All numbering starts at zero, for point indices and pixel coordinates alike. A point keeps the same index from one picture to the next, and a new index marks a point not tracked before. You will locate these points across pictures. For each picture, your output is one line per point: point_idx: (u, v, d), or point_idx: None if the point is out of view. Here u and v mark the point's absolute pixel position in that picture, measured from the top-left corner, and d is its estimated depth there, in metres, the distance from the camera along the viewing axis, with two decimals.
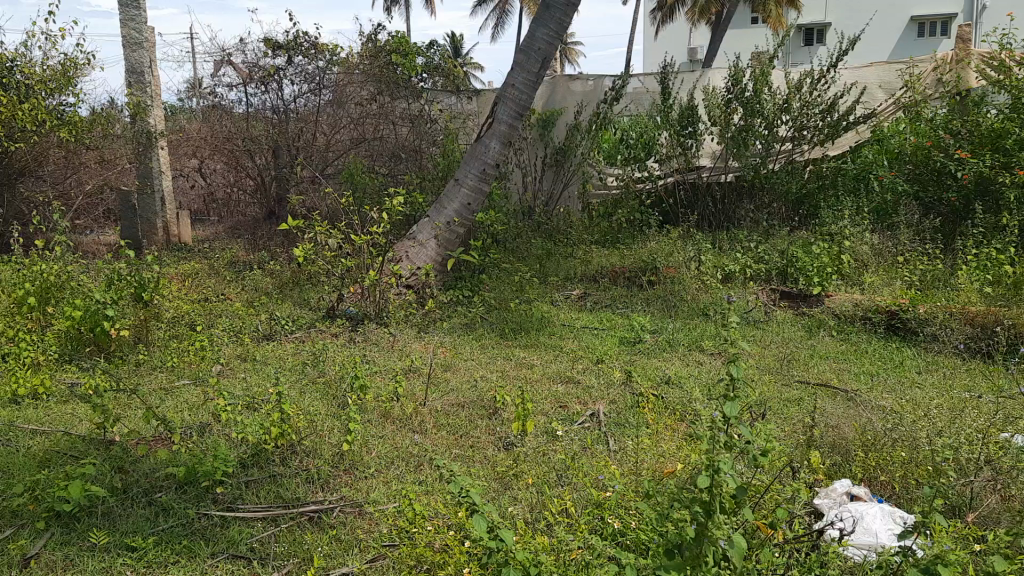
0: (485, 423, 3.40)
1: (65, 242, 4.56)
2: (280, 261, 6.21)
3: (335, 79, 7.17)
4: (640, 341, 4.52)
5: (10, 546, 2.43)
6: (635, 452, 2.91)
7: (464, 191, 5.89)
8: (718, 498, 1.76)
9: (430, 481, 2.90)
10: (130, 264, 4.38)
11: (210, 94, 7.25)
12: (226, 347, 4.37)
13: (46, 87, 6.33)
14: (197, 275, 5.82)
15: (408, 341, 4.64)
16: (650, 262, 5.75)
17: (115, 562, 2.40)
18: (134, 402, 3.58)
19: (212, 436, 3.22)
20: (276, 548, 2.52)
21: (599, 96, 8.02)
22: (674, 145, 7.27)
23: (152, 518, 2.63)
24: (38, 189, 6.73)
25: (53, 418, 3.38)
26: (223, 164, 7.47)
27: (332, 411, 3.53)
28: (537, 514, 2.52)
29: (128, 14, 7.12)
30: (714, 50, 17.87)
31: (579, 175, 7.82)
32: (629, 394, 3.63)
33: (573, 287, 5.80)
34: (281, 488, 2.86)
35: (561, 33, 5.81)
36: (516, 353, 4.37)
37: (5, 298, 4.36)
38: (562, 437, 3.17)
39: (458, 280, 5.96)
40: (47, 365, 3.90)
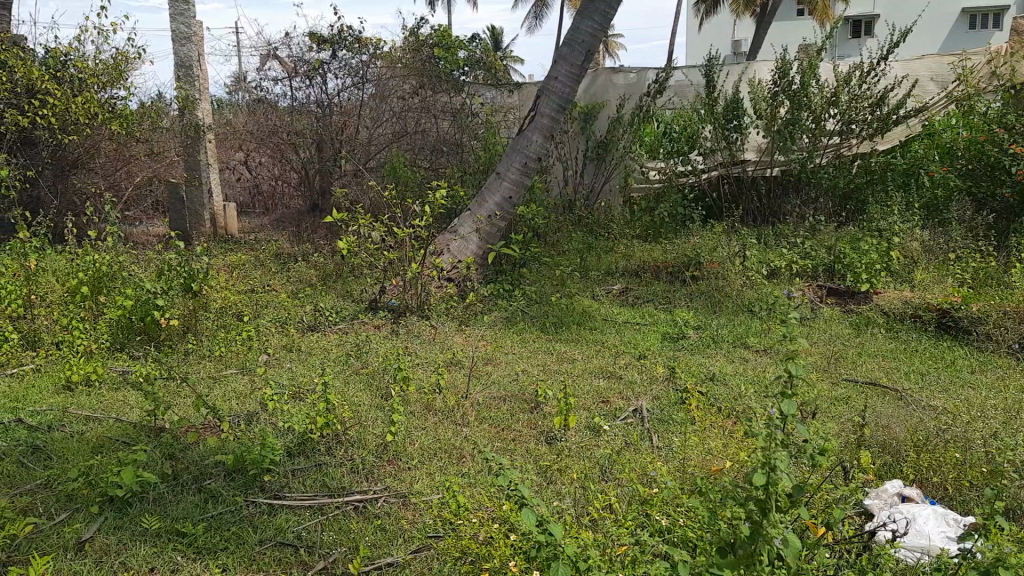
0: (527, 417, 3.40)
1: (117, 233, 4.65)
2: (323, 253, 6.27)
3: (377, 73, 7.21)
4: (685, 337, 4.48)
5: (66, 529, 2.48)
6: (681, 450, 2.88)
7: (506, 185, 5.89)
8: (773, 497, 1.72)
9: (473, 474, 2.91)
10: (181, 255, 4.45)
11: (256, 88, 7.33)
12: (272, 337, 4.43)
13: (98, 81, 6.46)
14: (243, 266, 5.90)
15: (450, 334, 4.66)
16: (693, 257, 5.69)
17: (166, 548, 2.45)
18: (183, 390, 3.64)
19: (260, 425, 3.26)
20: (323, 536, 2.55)
21: (642, 89, 7.95)
22: (718, 138, 7.17)
23: (201, 505, 2.68)
24: (89, 182, 6.89)
25: (105, 405, 3.46)
26: (268, 158, 7.58)
27: (375, 402, 3.56)
28: (582, 508, 2.51)
29: (177, 8, 7.20)
30: (759, 44, 17.70)
31: (621, 169, 7.77)
32: (673, 391, 3.60)
33: (614, 282, 5.76)
34: (327, 477, 2.90)
35: (605, 26, 5.77)
36: (558, 347, 4.36)
37: (61, 287, 4.47)
38: (606, 432, 3.15)
39: (499, 274, 5.97)
40: (99, 353, 3.99)
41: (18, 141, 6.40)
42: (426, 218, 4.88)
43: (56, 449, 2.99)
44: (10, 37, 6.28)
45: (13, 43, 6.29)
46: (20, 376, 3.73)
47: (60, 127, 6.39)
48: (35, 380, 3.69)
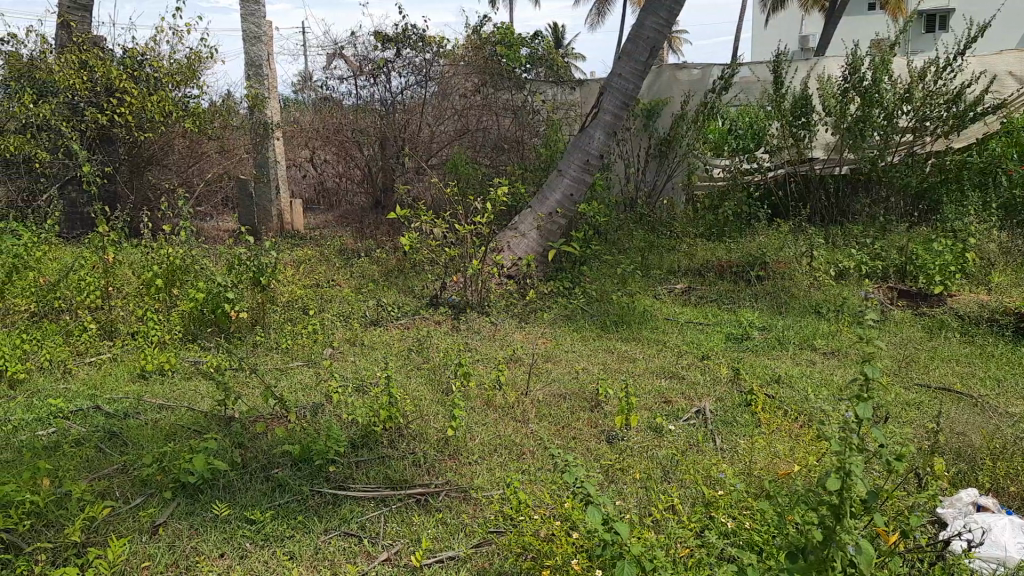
0: (588, 415, 3.38)
1: (191, 227, 4.80)
2: (386, 249, 6.35)
3: (441, 71, 7.21)
4: (749, 338, 4.41)
5: (141, 513, 2.56)
6: (747, 452, 2.84)
7: (566, 182, 5.88)
8: (847, 503, 1.69)
9: (534, 471, 2.91)
10: (250, 250, 4.59)
11: (322, 87, 7.46)
12: (337, 331, 4.51)
13: (173, 80, 6.68)
14: (309, 261, 6.02)
15: (510, 330, 4.66)
16: (759, 256, 5.59)
17: (235, 534, 2.51)
18: (251, 380, 3.74)
19: (325, 416, 3.33)
20: (386, 527, 2.59)
21: (707, 85, 7.86)
22: (785, 136, 7.03)
23: (269, 493, 2.75)
24: (163, 178, 7.12)
25: (178, 394, 3.57)
26: (333, 155, 7.72)
27: (436, 397, 3.59)
28: (644, 508, 2.50)
29: (247, 9, 7.34)
30: (827, 41, 17.25)
31: (684, 166, 7.69)
32: (737, 393, 3.55)
33: (677, 281, 5.68)
34: (390, 469, 2.94)
35: (670, 22, 5.71)
36: (619, 346, 4.33)
37: (136, 280, 4.62)
38: (668, 432, 3.12)
39: (559, 272, 5.96)
40: (173, 344, 4.12)
41: (96, 138, 6.65)
42: (488, 215, 4.90)
43: (132, 435, 3.10)
44: (91, 38, 6.53)
45: (94, 44, 6.54)
46: (98, 365, 3.88)
47: (137, 125, 6.62)
48: (112, 368, 3.83)
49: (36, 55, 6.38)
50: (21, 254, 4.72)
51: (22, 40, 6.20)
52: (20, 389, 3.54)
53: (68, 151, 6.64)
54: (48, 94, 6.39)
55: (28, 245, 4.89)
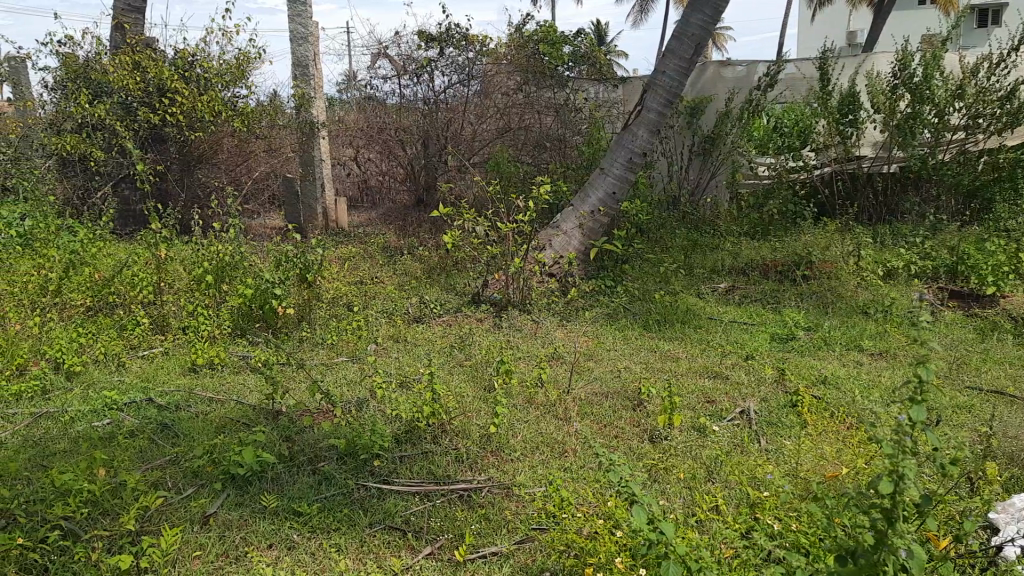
0: (630, 415, 3.37)
1: (239, 224, 4.91)
2: (428, 247, 6.39)
3: (484, 70, 7.30)
4: (794, 338, 4.36)
5: (192, 503, 2.62)
6: (794, 454, 2.82)
7: (609, 180, 5.87)
8: (900, 507, 1.68)
9: (576, 468, 2.91)
10: (298, 248, 4.70)
11: (366, 86, 7.54)
12: (380, 327, 4.56)
13: (222, 81, 6.80)
14: (353, 259, 6.10)
15: (552, 328, 4.67)
16: (805, 255, 5.52)
17: (283, 525, 2.57)
18: (298, 374, 3.81)
19: (370, 411, 3.38)
20: (430, 522, 2.62)
21: (752, 82, 7.79)
22: (832, 133, 6.91)
23: (315, 486, 2.80)
24: (212, 177, 7.28)
25: (227, 388, 3.65)
26: (376, 153, 7.80)
27: (478, 394, 3.61)
28: (689, 508, 2.49)
29: (295, 10, 7.24)
30: (877, 36, 16.86)
31: (728, 165, 7.63)
32: (782, 393, 3.51)
33: (720, 280, 5.63)
34: (433, 464, 2.98)
35: (716, 19, 5.64)
36: (661, 345, 4.31)
37: (187, 276, 4.73)
38: (713, 433, 3.10)
39: (601, 270, 5.95)
40: (222, 338, 4.21)
41: (149, 138, 6.83)
42: (530, 214, 4.92)
43: (183, 428, 3.17)
44: (144, 40, 6.69)
45: (147, 45, 6.70)
46: (151, 359, 3.98)
47: (187, 124, 6.77)
48: (164, 361, 3.94)
49: (92, 57, 6.57)
50: (78, 250, 4.85)
51: (79, 42, 6.39)
52: (77, 381, 3.65)
53: (122, 149, 6.81)
54: (103, 95, 6.57)
55: (83, 241, 5.04)
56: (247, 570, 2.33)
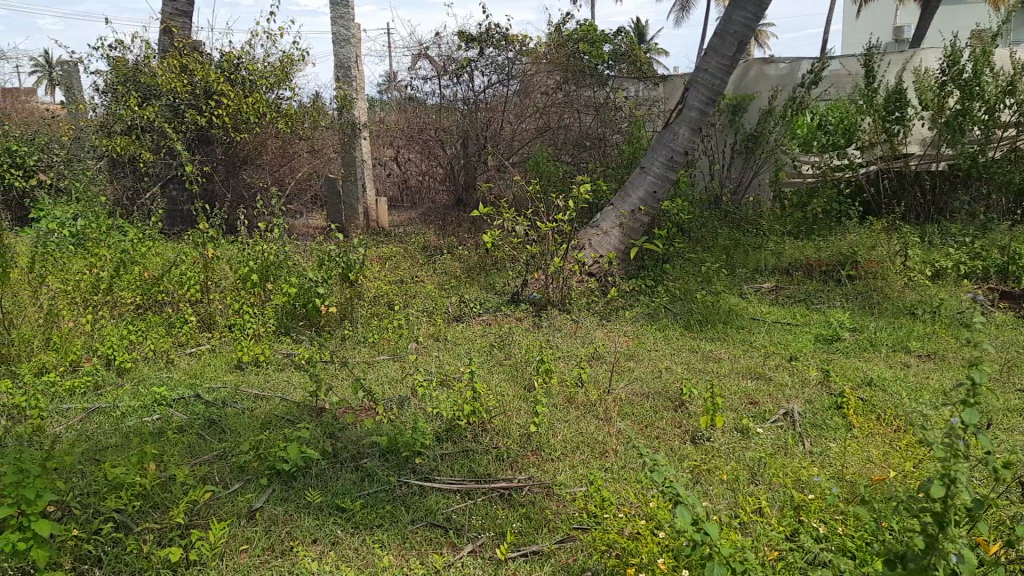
0: (672, 415, 3.35)
1: (283, 225, 4.99)
2: (467, 247, 6.42)
3: (523, 69, 7.28)
4: (839, 339, 4.30)
5: (239, 498, 2.68)
6: (839, 456, 2.78)
7: (650, 179, 5.84)
8: (951, 512, 1.65)
9: (617, 469, 2.91)
10: (341, 247, 4.78)
11: (407, 87, 7.60)
12: (421, 326, 4.60)
13: (267, 83, 6.92)
14: (394, 258, 6.16)
15: (591, 328, 4.66)
16: (850, 255, 5.43)
17: (328, 521, 2.60)
18: (341, 372, 3.86)
19: (411, 409, 3.42)
20: (471, 520, 2.64)
21: (795, 79, 7.66)
22: (878, 131, 6.77)
23: (358, 483, 2.83)
24: (257, 177, 7.41)
25: (272, 384, 3.71)
26: (417, 154, 7.87)
27: (519, 393, 3.63)
28: (732, 509, 2.47)
29: (338, 12, 7.31)
30: (924, 32, 16.50)
31: (771, 163, 7.53)
32: (827, 395, 3.47)
33: (763, 280, 5.56)
34: (474, 463, 3.00)
35: (760, 16, 5.57)
36: (703, 345, 4.28)
37: (233, 275, 4.83)
38: (757, 434, 3.07)
39: (641, 270, 5.92)
40: (267, 336, 4.30)
41: (196, 139, 6.98)
42: (570, 213, 4.92)
43: (230, 423, 3.24)
44: (191, 43, 6.82)
45: (193, 48, 6.83)
46: (198, 356, 4.07)
47: (233, 126, 6.90)
48: (211, 358, 4.02)
49: (140, 60, 6.72)
50: (128, 249, 4.97)
51: (129, 46, 6.54)
52: (128, 377, 3.75)
53: (170, 151, 6.96)
54: (152, 98, 6.72)
55: (133, 241, 5.16)
56: (293, 565, 2.37)
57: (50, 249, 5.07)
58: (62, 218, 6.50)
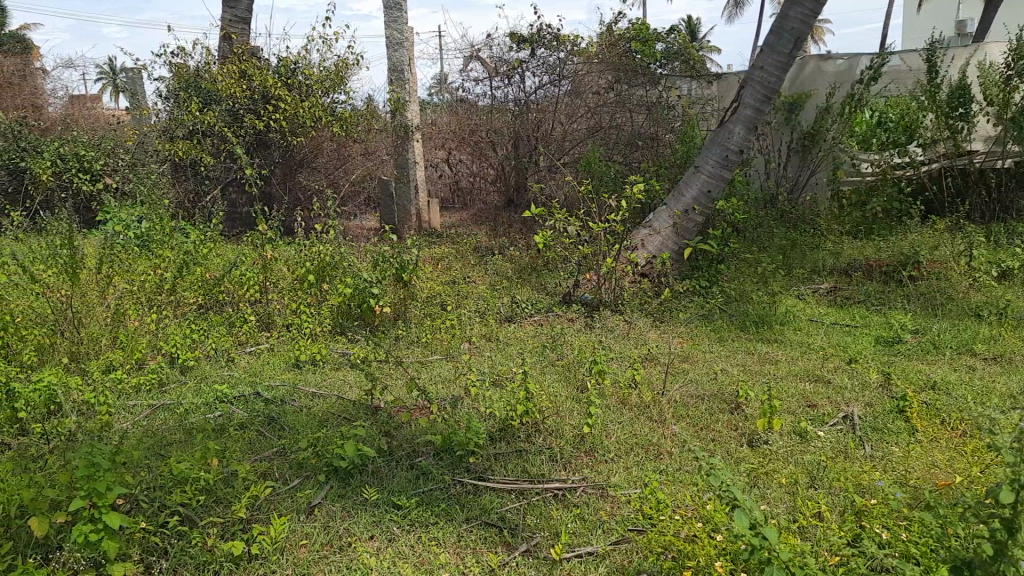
0: (728, 418, 3.31)
1: (339, 227, 5.07)
2: (519, 248, 6.44)
3: (575, 69, 7.27)
4: (901, 341, 4.19)
5: (299, 494, 2.72)
6: (903, 460, 2.72)
7: (703, 177, 5.78)
8: (1022, 517, 1.62)
9: (672, 471, 2.89)
10: (396, 249, 4.87)
11: (459, 89, 7.66)
12: (473, 326, 4.62)
13: (323, 87, 7.06)
14: (446, 258, 6.21)
15: (645, 328, 4.64)
16: (912, 255, 5.29)
17: (384, 518, 2.64)
18: (396, 371, 3.92)
19: (465, 409, 3.45)
20: (525, 519, 2.65)
21: (854, 76, 7.51)
22: (940, 128, 6.57)
23: (414, 480, 2.87)
24: (313, 179, 7.55)
25: (329, 383, 3.78)
26: (468, 155, 7.94)
27: (572, 393, 3.63)
28: (791, 513, 2.44)
29: (391, 15, 7.39)
30: (989, 25, 15.90)
31: (828, 162, 7.38)
32: (889, 398, 3.39)
33: (821, 280, 5.47)
34: (528, 463, 3.01)
35: (817, 12, 5.47)
36: (759, 347, 4.22)
37: (290, 275, 4.93)
38: (816, 437, 3.02)
39: (696, 270, 5.86)
40: (323, 335, 4.38)
41: (254, 143, 7.15)
42: (622, 214, 4.89)
43: (289, 420, 3.30)
44: (249, 49, 6.98)
45: (252, 54, 6.99)
46: (257, 354, 4.17)
47: (290, 130, 7.05)
48: (270, 357, 4.11)
49: (201, 67, 6.90)
50: (191, 251, 5.11)
51: (190, 53, 6.72)
52: (190, 374, 3.86)
53: (229, 154, 7.14)
54: (212, 102, 6.90)
55: (195, 242, 5.30)
56: (352, 560, 2.41)
57: (117, 250, 5.24)
58: (127, 220, 6.71)
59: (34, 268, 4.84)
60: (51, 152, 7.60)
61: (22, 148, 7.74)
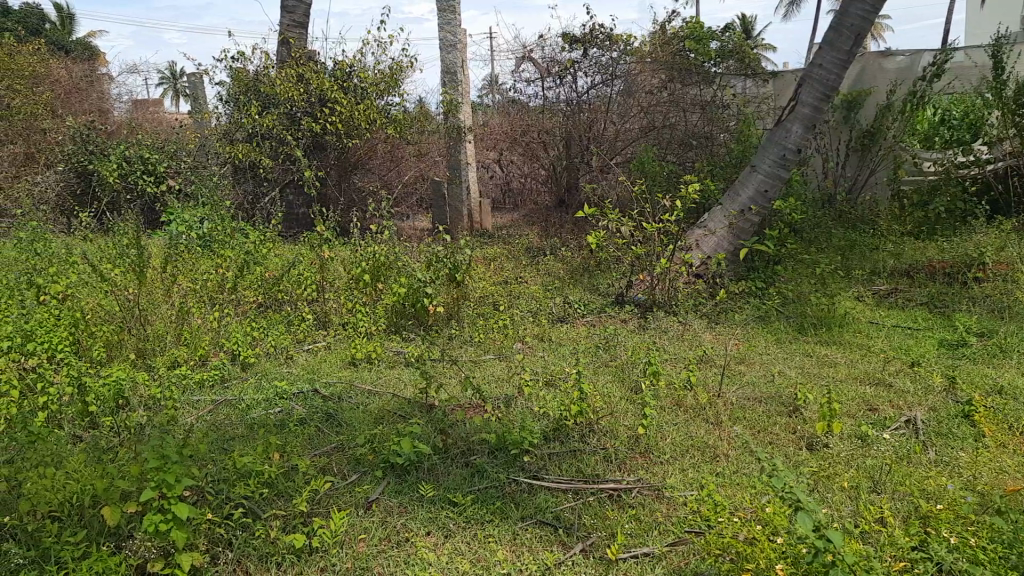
0: (786, 421, 3.27)
1: (392, 226, 5.14)
2: (571, 248, 6.43)
3: (628, 69, 7.24)
4: (965, 344, 4.08)
5: (357, 489, 2.78)
6: (970, 466, 2.66)
7: (760, 177, 5.71)
8: None
9: (730, 474, 2.86)
10: (449, 249, 4.92)
11: (511, 90, 7.70)
12: (526, 326, 4.64)
13: (377, 89, 7.16)
14: (499, 259, 6.25)
15: (700, 330, 4.60)
16: (977, 256, 5.15)
17: (440, 514, 2.67)
18: (451, 371, 3.96)
19: (518, 408, 3.46)
20: (581, 519, 2.65)
21: (916, 73, 7.34)
22: (1007, 125, 6.38)
23: (469, 478, 2.90)
24: (367, 181, 7.66)
25: (384, 381, 3.83)
26: (520, 156, 7.97)
27: (626, 394, 3.62)
28: (853, 517, 2.40)
29: (445, 18, 7.48)
30: None
31: (889, 160, 7.21)
32: (953, 403, 3.31)
33: (881, 281, 5.36)
34: (582, 463, 3.01)
35: (878, 8, 5.37)
36: (818, 350, 4.15)
37: (346, 275, 5.01)
38: (878, 441, 2.96)
39: (752, 271, 5.80)
40: (378, 334, 4.45)
41: (311, 145, 7.29)
42: (677, 214, 4.86)
43: (346, 417, 3.36)
44: (306, 53, 7.11)
45: (309, 58, 7.12)
46: (315, 352, 4.25)
47: (346, 132, 7.17)
48: (328, 354, 4.20)
49: (260, 71, 7.06)
50: (251, 251, 5.23)
51: (250, 57, 6.87)
52: (252, 371, 3.95)
53: (287, 156, 7.28)
54: (271, 106, 7.06)
55: (255, 242, 5.43)
56: (411, 555, 2.45)
57: (180, 250, 5.39)
58: (190, 222, 6.90)
59: (104, 267, 5.01)
60: (117, 155, 7.86)
61: (90, 151, 8.01)
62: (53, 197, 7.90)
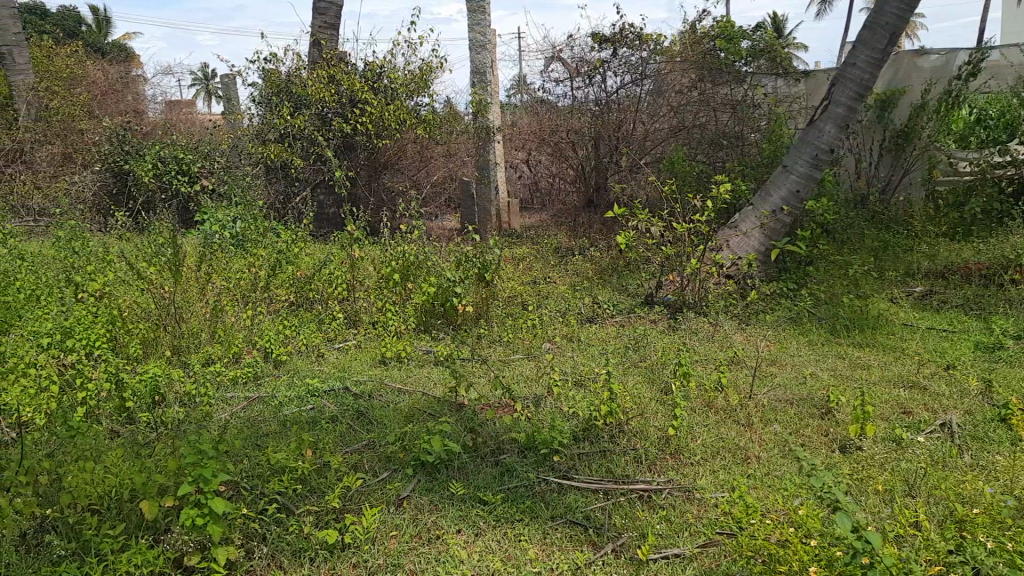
0: (818, 423, 3.24)
1: (422, 226, 5.17)
2: (599, 248, 6.43)
3: (658, 68, 7.22)
4: (1002, 347, 4.02)
5: (389, 486, 2.80)
6: (1008, 469, 2.62)
7: (792, 178, 5.66)
8: None
9: (761, 475, 2.85)
10: (478, 249, 4.94)
11: (540, 90, 7.71)
12: (555, 326, 4.64)
13: (407, 90, 7.21)
14: (528, 259, 6.26)
15: (730, 331, 4.58)
16: (1015, 258, 5.06)
17: (470, 512, 2.69)
18: (481, 370, 3.98)
19: (547, 408, 3.47)
20: (612, 519, 2.65)
21: (951, 72, 7.24)
22: None
23: (499, 477, 2.91)
24: (396, 181, 7.70)
25: (414, 379, 3.86)
26: (548, 156, 7.97)
27: (656, 395, 3.62)
28: (887, 520, 2.38)
29: (474, 18, 7.51)
30: None
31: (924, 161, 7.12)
32: (990, 406, 3.26)
33: (915, 283, 5.28)
34: (612, 464, 3.01)
35: (913, 6, 5.31)
36: (850, 352, 4.11)
37: (377, 274, 5.05)
38: (913, 444, 2.93)
39: (782, 272, 5.75)
40: (408, 333, 4.48)
41: (341, 145, 7.35)
42: (707, 214, 4.84)
43: (377, 415, 3.39)
44: (338, 54, 7.18)
45: (340, 59, 7.19)
46: (345, 350, 4.29)
47: (376, 132, 7.23)
48: (359, 353, 4.23)
49: (292, 72, 7.14)
50: (283, 250, 5.29)
51: (282, 59, 6.96)
52: (284, 369, 4.00)
53: (318, 157, 7.35)
54: (302, 106, 7.14)
55: (287, 241, 5.49)
56: (442, 551, 2.47)
57: (214, 249, 5.47)
58: (223, 221, 7.00)
59: (140, 265, 5.10)
60: (152, 155, 7.99)
61: (126, 151, 8.14)
62: (88, 198, 8.11)
